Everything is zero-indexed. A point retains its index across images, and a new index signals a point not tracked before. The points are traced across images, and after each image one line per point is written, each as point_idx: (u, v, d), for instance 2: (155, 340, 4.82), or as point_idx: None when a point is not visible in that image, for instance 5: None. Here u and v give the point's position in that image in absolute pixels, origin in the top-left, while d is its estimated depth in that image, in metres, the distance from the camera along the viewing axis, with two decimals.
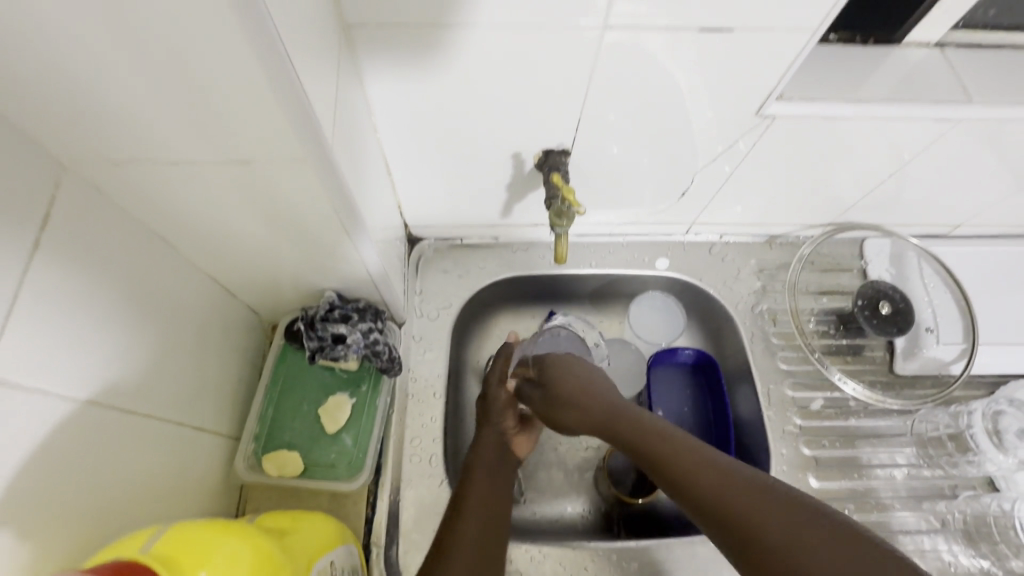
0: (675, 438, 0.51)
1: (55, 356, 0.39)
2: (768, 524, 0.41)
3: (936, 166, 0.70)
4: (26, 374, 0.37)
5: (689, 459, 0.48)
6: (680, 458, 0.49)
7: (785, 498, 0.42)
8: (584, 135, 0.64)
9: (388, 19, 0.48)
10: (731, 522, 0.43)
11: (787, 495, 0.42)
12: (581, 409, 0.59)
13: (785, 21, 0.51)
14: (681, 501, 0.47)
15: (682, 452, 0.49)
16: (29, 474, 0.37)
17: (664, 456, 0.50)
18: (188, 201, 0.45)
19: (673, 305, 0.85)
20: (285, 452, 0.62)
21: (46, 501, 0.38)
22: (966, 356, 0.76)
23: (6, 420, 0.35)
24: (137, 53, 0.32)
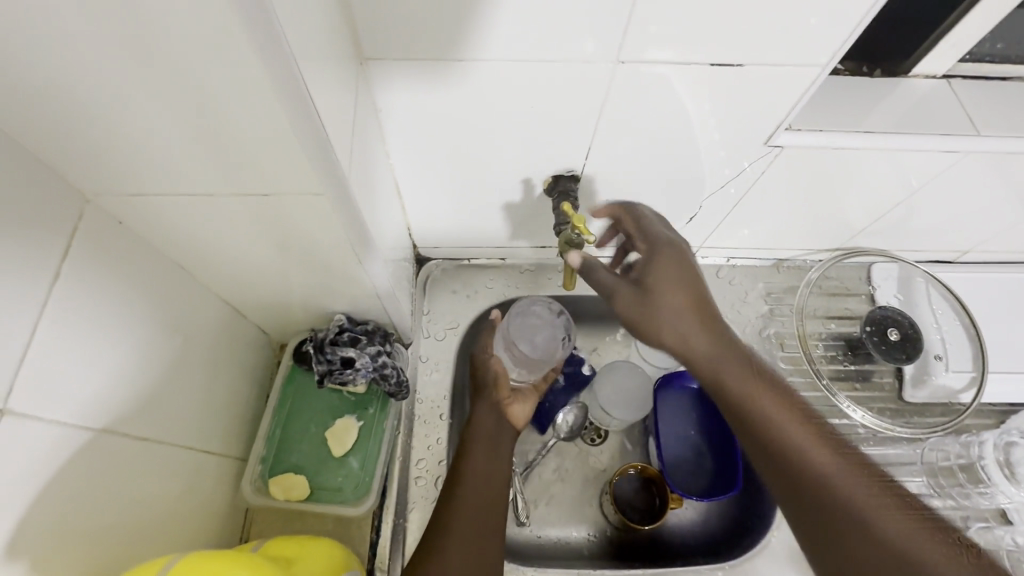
0: (788, 415, 0.54)
1: (68, 385, 0.40)
2: (883, 515, 0.46)
3: (944, 195, 0.71)
4: (39, 407, 0.37)
5: (817, 448, 0.51)
6: (795, 436, 0.52)
7: (892, 500, 0.48)
8: (594, 162, 0.65)
9: (405, 50, 0.50)
10: (840, 509, 0.48)
11: (891, 497, 0.49)
12: (701, 348, 0.56)
13: (794, 56, 0.52)
14: (783, 463, 0.52)
15: (796, 433, 0.53)
16: (41, 506, 0.37)
17: (778, 424, 0.53)
18: (204, 230, 0.46)
19: None
20: (292, 475, 0.62)
21: (55, 534, 0.38)
22: (975, 386, 0.77)
23: (20, 453, 0.35)
24: (162, 94, 0.32)
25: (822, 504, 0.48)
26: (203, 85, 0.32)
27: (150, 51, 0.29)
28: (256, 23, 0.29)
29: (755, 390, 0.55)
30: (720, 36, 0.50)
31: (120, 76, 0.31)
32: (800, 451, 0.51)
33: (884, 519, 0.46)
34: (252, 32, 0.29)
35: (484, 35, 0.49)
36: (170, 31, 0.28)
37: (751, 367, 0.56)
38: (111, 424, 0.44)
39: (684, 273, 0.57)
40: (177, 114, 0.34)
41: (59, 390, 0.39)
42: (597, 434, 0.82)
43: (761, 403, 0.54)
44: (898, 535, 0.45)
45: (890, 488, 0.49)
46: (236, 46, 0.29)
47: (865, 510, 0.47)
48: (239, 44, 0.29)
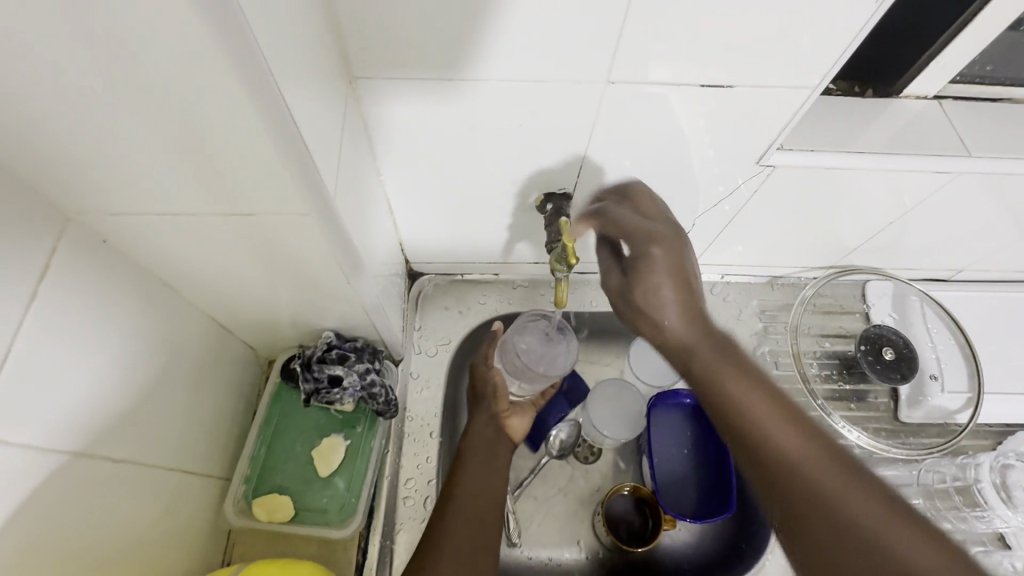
0: (762, 406, 0.45)
1: (43, 405, 0.39)
2: (840, 500, 0.40)
3: (937, 215, 0.71)
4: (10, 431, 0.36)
5: (779, 425, 0.44)
6: (755, 422, 0.45)
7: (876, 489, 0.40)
8: (586, 180, 0.65)
9: (395, 69, 0.50)
10: (803, 488, 0.41)
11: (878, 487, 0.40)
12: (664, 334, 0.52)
13: (784, 78, 0.52)
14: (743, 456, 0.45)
15: (763, 420, 0.45)
16: (9, 534, 0.36)
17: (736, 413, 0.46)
18: (189, 248, 0.46)
19: None
20: (276, 496, 0.61)
21: (24, 563, 0.37)
22: (971, 406, 0.76)
23: None
24: (143, 113, 0.32)
25: (779, 487, 0.42)
26: (183, 104, 0.31)
27: (129, 70, 0.29)
28: (234, 43, 0.28)
29: (729, 372, 0.48)
30: (710, 57, 0.50)
31: (100, 96, 0.31)
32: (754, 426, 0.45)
33: (855, 502, 0.39)
34: (231, 51, 0.28)
35: (474, 54, 0.49)
36: (149, 50, 0.28)
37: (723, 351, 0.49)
38: (86, 447, 0.43)
39: (674, 250, 0.53)
40: (158, 133, 0.33)
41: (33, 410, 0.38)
42: (590, 452, 0.81)
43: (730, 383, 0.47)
44: (865, 513, 0.39)
45: (890, 496, 0.40)
46: (215, 66, 0.29)
47: (833, 489, 0.40)
48: (218, 64, 0.29)
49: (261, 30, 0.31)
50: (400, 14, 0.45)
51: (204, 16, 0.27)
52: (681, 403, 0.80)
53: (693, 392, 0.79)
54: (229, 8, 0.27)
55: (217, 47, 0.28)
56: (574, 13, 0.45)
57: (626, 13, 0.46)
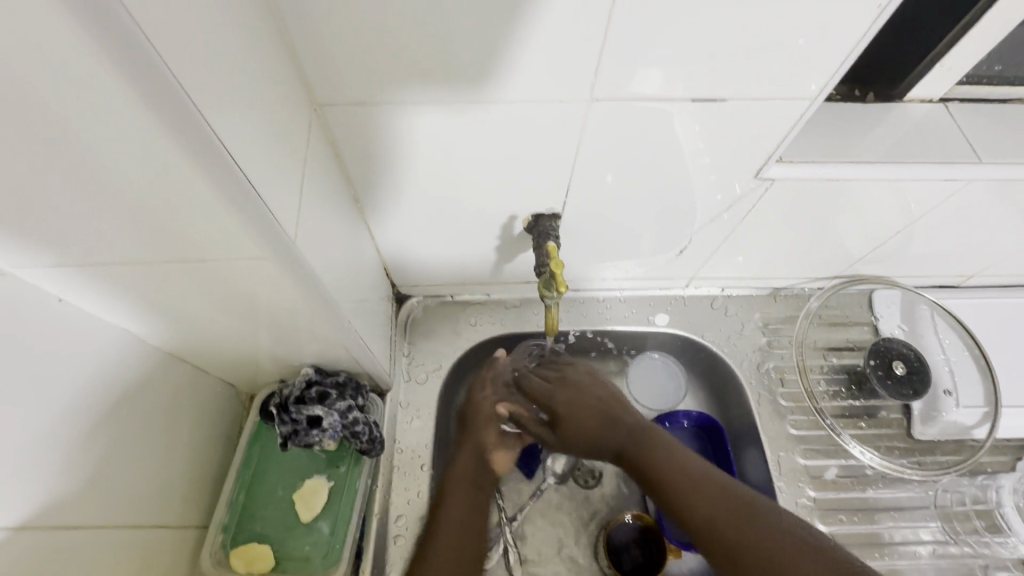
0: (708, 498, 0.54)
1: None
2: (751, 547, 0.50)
3: (947, 221, 0.67)
4: None
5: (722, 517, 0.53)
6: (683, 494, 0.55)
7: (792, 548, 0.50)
8: (574, 201, 0.61)
9: (361, 93, 0.47)
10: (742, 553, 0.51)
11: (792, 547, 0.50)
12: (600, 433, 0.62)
13: (781, 89, 0.49)
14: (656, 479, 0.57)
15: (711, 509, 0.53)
16: None
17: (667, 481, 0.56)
18: (144, 294, 0.43)
19: (653, 363, 0.82)
20: (255, 545, 0.58)
21: None
22: (988, 420, 0.72)
23: None
24: (67, 163, 0.30)
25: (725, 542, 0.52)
26: (107, 147, 0.29)
27: (42, 118, 0.27)
28: (143, 78, 0.26)
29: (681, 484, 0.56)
30: (700, 71, 0.47)
31: (13, 148, 0.28)
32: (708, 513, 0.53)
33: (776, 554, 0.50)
34: (139, 86, 0.27)
35: (446, 73, 0.46)
36: (61, 96, 0.26)
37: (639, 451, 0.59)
38: (28, 519, 0.40)
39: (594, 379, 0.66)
40: (89, 183, 0.32)
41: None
42: (590, 476, 0.77)
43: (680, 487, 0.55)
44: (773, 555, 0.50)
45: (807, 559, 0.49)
46: (126, 104, 0.27)
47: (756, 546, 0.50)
48: (129, 101, 0.27)
49: (183, 62, 0.29)
50: (366, 34, 0.42)
51: (106, 52, 0.25)
52: (682, 424, 0.78)
53: (694, 413, 0.77)
54: (136, 43, 0.25)
55: (121, 83, 0.26)
56: (552, 33, 0.43)
57: (607, 28, 0.43)
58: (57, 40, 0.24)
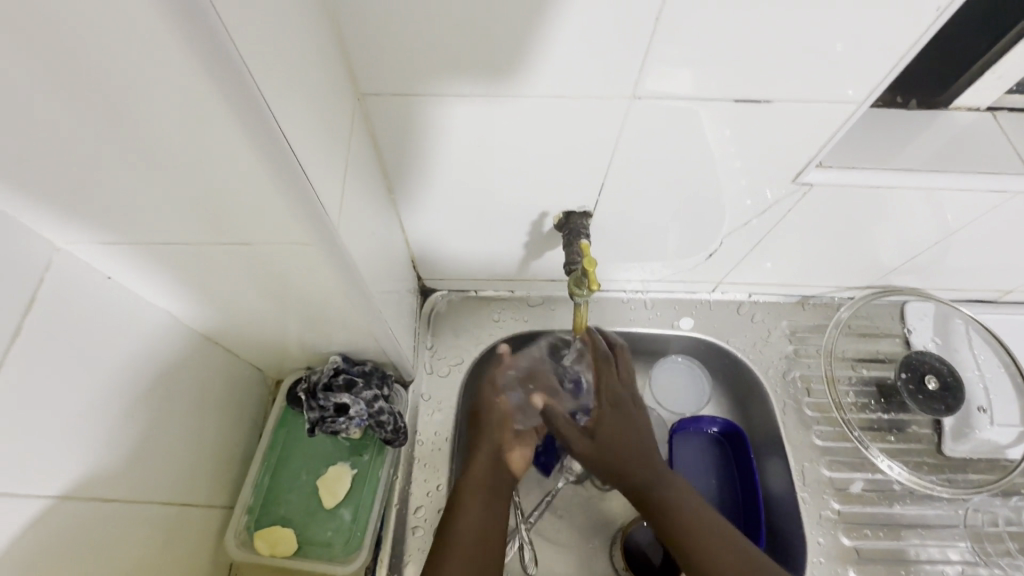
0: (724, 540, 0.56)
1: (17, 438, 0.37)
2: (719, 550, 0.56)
3: (988, 234, 0.65)
4: None
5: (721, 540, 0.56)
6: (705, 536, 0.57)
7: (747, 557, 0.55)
8: (606, 200, 0.61)
9: (404, 86, 0.47)
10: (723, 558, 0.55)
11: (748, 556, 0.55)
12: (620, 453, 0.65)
13: (828, 92, 0.48)
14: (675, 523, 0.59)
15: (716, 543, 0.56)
16: None
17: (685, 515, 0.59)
18: (188, 276, 0.44)
19: (660, 368, 0.81)
20: (279, 528, 0.59)
21: None
22: (1022, 441, 0.71)
23: None
24: (128, 144, 0.31)
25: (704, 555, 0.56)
26: (168, 126, 0.30)
27: (110, 97, 0.28)
28: (214, 60, 0.27)
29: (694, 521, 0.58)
30: (745, 71, 0.46)
31: (83, 127, 0.30)
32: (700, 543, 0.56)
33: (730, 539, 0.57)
34: (204, 62, 0.27)
35: (488, 65, 0.45)
36: (133, 73, 0.27)
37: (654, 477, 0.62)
38: (65, 489, 0.41)
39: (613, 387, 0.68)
40: (148, 165, 0.33)
41: (8, 445, 0.36)
42: None
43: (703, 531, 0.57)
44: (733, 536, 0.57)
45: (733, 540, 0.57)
46: (192, 80, 0.27)
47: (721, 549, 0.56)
48: (196, 79, 0.27)
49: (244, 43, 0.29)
50: (409, 25, 0.42)
51: (177, 28, 0.25)
52: (706, 430, 0.77)
53: (718, 420, 0.76)
54: (208, 21, 0.25)
55: (188, 62, 0.26)
56: (598, 31, 0.43)
57: (653, 31, 0.43)
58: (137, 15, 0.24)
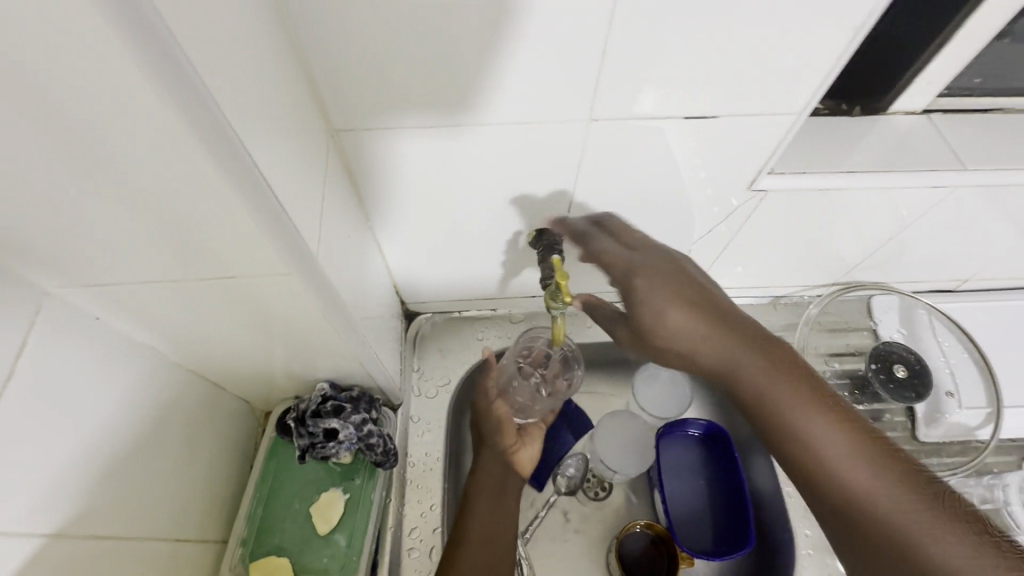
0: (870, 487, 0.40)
1: (12, 480, 0.37)
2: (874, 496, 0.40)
3: (938, 226, 0.69)
4: None
5: (891, 494, 0.40)
6: (837, 470, 0.42)
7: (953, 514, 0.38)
8: (577, 216, 0.64)
9: (375, 120, 0.50)
10: (851, 499, 0.41)
11: (953, 511, 0.39)
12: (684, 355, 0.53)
13: (769, 105, 0.52)
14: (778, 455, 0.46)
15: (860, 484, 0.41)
16: None
17: (784, 428, 0.45)
18: (174, 314, 0.46)
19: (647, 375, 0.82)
20: (274, 558, 0.59)
21: None
22: (991, 421, 0.73)
23: None
24: (113, 192, 0.33)
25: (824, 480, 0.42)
26: (151, 174, 0.32)
27: (94, 151, 0.30)
28: (195, 112, 0.29)
29: (807, 415, 0.45)
30: (692, 89, 0.50)
31: (68, 178, 0.31)
32: (857, 496, 0.40)
33: (878, 492, 0.40)
34: (187, 114, 0.29)
35: (453, 97, 0.48)
36: (119, 128, 0.29)
37: (780, 371, 0.47)
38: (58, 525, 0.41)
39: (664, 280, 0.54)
40: (130, 208, 0.34)
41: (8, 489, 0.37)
42: (599, 487, 0.78)
43: (812, 429, 0.44)
44: (872, 482, 0.40)
45: (920, 481, 0.40)
46: (175, 129, 0.29)
47: (883, 507, 0.39)
48: (180, 128, 0.29)
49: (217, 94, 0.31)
50: (375, 63, 0.45)
51: (158, 83, 0.27)
52: (689, 432, 0.79)
53: (700, 422, 0.78)
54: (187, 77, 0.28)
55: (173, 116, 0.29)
56: (549, 60, 0.46)
57: (602, 62, 0.46)
58: (121, 76, 0.26)
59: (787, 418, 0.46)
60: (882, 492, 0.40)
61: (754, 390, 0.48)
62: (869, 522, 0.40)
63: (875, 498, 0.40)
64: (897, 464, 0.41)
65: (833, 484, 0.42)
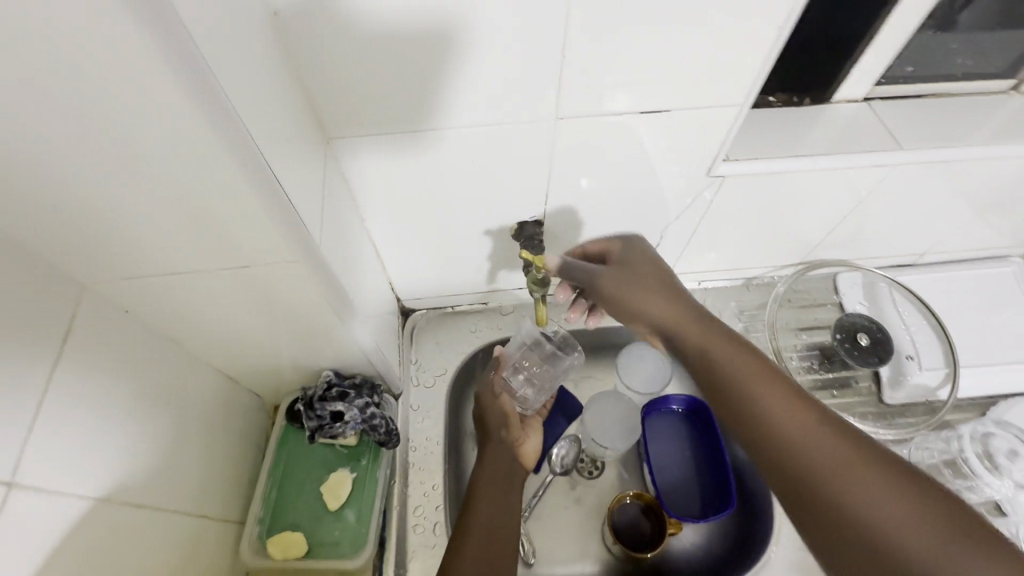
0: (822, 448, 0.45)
1: (67, 448, 0.42)
2: (834, 466, 0.44)
3: (888, 202, 0.76)
4: (52, 479, 0.40)
5: (853, 466, 0.44)
6: (803, 447, 0.46)
7: (901, 475, 0.43)
8: (555, 208, 0.70)
9: (366, 128, 0.56)
10: (812, 471, 0.45)
11: (899, 471, 0.43)
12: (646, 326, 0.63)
13: (716, 98, 0.58)
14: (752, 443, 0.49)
15: (824, 456, 0.45)
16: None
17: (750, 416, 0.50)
18: (193, 305, 0.51)
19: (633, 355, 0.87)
20: (289, 533, 0.64)
21: None
22: (948, 381, 0.79)
23: (34, 520, 0.38)
24: (143, 189, 0.38)
25: (791, 457, 0.46)
26: (178, 171, 0.37)
27: (131, 151, 0.35)
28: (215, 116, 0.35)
29: (765, 396, 0.50)
30: (646, 87, 0.56)
31: (107, 177, 0.37)
32: (812, 464, 0.45)
33: (833, 456, 0.45)
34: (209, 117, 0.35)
35: (434, 103, 0.54)
36: (152, 130, 0.34)
37: (730, 350, 0.55)
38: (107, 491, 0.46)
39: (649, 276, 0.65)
40: (158, 204, 0.40)
41: (63, 455, 0.42)
42: (593, 466, 0.83)
43: (774, 414, 0.49)
44: (826, 455, 0.45)
45: (871, 451, 0.45)
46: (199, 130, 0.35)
47: (840, 476, 0.44)
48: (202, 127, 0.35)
49: (235, 105, 0.37)
50: (363, 77, 0.51)
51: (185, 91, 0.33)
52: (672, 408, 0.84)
53: (680, 398, 0.84)
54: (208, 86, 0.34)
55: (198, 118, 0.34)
56: (517, 66, 0.51)
57: (563, 66, 0.52)
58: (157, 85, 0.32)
59: (757, 400, 0.50)
60: (835, 451, 0.45)
61: (729, 374, 0.53)
62: (826, 479, 0.44)
63: (830, 462, 0.45)
64: (867, 456, 0.44)
65: (805, 457, 0.46)
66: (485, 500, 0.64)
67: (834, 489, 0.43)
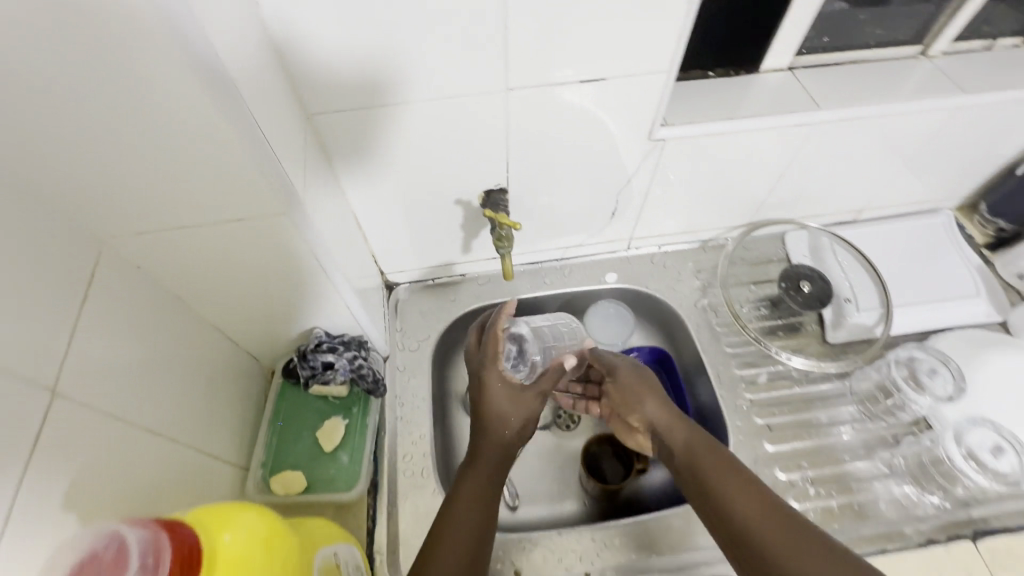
0: (749, 517, 0.54)
1: (103, 372, 0.49)
2: (759, 528, 0.53)
3: (817, 159, 0.84)
4: (88, 394, 0.47)
5: (761, 521, 0.53)
6: (734, 516, 0.55)
7: (811, 536, 0.51)
8: (517, 176, 0.78)
9: (341, 107, 0.63)
10: (740, 531, 0.54)
11: (812, 534, 0.51)
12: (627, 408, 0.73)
13: (645, 67, 0.66)
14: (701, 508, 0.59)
15: (751, 518, 0.54)
16: (96, 476, 0.47)
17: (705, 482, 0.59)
18: (195, 262, 0.58)
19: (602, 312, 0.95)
20: (289, 473, 0.71)
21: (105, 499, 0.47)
22: (882, 319, 0.87)
23: (77, 424, 0.45)
24: (154, 148, 0.46)
25: (737, 540, 0.54)
26: (183, 129, 0.45)
27: (143, 112, 0.43)
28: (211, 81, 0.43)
29: (715, 480, 0.58)
30: (582, 59, 0.64)
31: (124, 137, 0.44)
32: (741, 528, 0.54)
33: (756, 518, 0.54)
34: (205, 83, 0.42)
35: (398, 81, 0.62)
36: (161, 92, 0.42)
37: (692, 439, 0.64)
38: (130, 417, 0.52)
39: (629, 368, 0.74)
40: (166, 161, 0.47)
41: (99, 378, 0.49)
42: (570, 419, 0.90)
43: (719, 481, 0.58)
44: (755, 522, 0.53)
45: (784, 513, 0.54)
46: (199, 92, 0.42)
47: (762, 538, 0.52)
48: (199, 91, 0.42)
49: (226, 74, 0.45)
50: (335, 60, 0.59)
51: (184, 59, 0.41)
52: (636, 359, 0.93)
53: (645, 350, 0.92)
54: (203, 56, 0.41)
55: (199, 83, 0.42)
56: (466, 44, 0.59)
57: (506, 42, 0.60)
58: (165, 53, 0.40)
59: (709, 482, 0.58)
60: (761, 521, 0.53)
61: (688, 460, 0.62)
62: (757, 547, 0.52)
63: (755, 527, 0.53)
64: (780, 515, 0.54)
65: (731, 514, 0.55)
66: (476, 475, 0.61)
67: (761, 548, 0.52)
